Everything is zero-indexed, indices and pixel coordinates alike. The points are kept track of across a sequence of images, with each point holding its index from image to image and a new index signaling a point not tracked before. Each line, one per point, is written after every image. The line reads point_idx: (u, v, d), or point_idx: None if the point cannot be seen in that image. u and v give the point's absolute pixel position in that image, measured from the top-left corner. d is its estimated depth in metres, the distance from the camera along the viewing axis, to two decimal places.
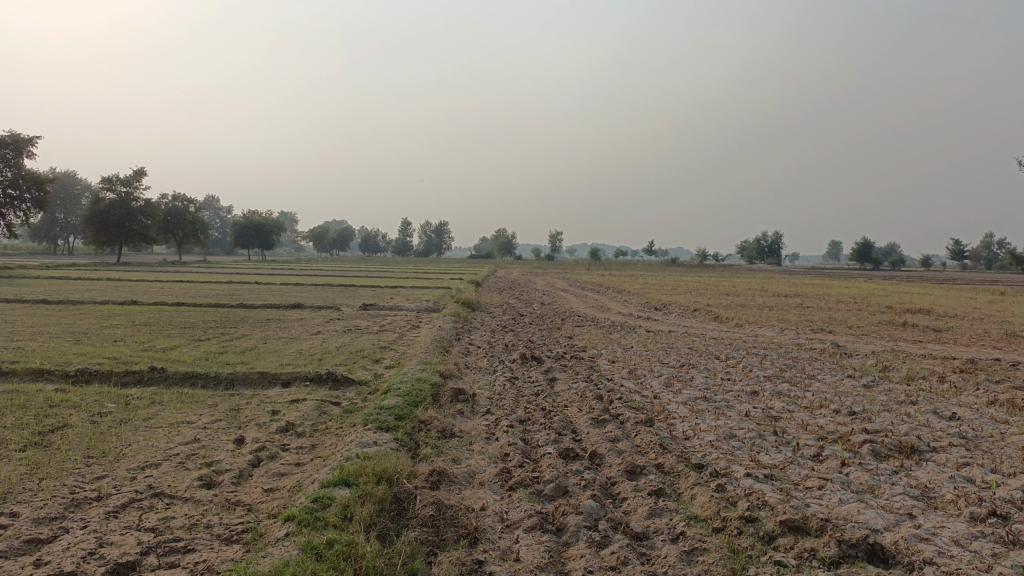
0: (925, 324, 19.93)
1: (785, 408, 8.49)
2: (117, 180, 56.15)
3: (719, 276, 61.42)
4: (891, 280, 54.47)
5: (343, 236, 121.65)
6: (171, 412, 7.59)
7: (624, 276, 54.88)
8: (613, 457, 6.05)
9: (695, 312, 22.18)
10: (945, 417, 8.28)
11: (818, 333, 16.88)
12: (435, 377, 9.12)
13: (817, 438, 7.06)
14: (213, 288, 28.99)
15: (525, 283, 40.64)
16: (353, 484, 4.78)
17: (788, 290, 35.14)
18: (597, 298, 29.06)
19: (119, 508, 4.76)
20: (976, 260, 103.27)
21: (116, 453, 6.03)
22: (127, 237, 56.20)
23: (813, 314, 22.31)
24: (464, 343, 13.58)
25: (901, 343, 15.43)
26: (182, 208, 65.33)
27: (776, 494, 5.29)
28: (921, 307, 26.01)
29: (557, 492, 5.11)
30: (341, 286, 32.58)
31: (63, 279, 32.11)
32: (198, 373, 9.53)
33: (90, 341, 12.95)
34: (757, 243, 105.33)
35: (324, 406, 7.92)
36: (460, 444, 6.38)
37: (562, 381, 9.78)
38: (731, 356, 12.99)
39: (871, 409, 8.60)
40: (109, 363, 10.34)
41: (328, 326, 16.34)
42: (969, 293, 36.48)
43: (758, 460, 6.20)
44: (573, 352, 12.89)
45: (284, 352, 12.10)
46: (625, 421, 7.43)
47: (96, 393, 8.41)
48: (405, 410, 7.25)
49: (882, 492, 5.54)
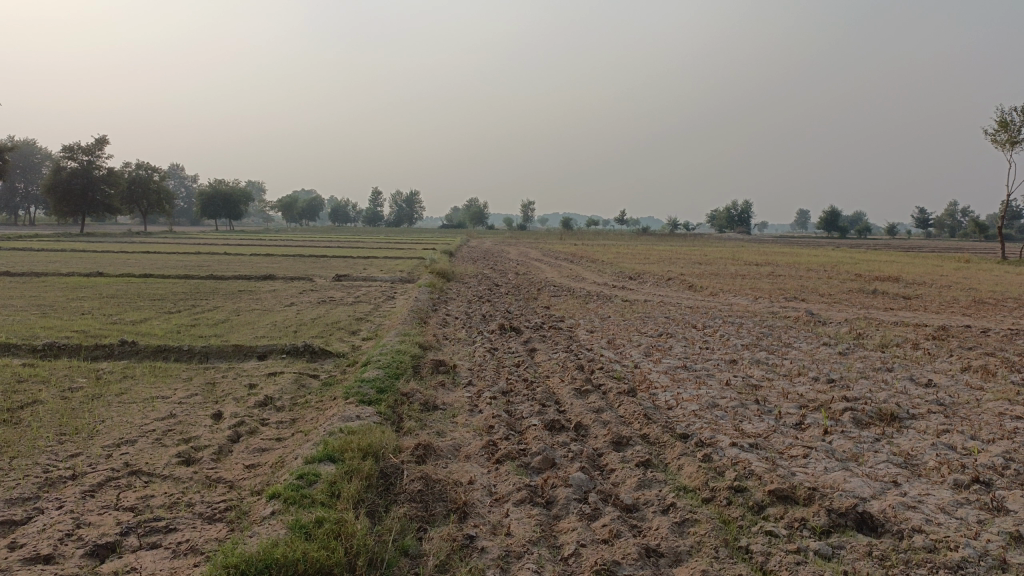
0: (894, 291, 20.18)
1: (765, 376, 8.53)
2: (79, 147, 54.79)
3: (691, 244, 61.56)
4: (858, 248, 55.23)
5: (313, 205, 119.96)
6: (144, 386, 7.40)
7: (596, 244, 54.88)
8: (599, 428, 6.01)
9: (670, 281, 22.21)
10: (921, 383, 8.38)
11: (791, 301, 17.04)
12: (415, 349, 9.01)
13: (799, 406, 7.08)
14: (181, 259, 28.42)
15: (498, 253, 40.34)
16: (338, 460, 4.67)
17: (759, 259, 35.47)
18: (571, 267, 28.98)
19: (95, 487, 4.62)
20: (940, 228, 104.91)
21: (89, 430, 5.86)
22: (90, 207, 54.98)
23: (785, 282, 22.47)
24: (441, 314, 13.47)
25: (872, 311, 15.59)
26: (146, 176, 63.86)
27: (762, 463, 5.29)
28: (889, 275, 26.33)
29: (545, 464, 5.06)
30: (313, 257, 32.20)
31: (24, 250, 31.35)
32: (171, 346, 9.32)
33: (57, 314, 12.62)
34: (727, 211, 105.75)
35: (302, 379, 7.80)
36: (443, 417, 6.30)
37: (541, 351, 9.73)
38: (708, 324, 13.03)
39: (848, 376, 8.67)
40: (78, 337, 10.07)
41: (302, 297, 16.10)
42: (935, 260, 37.30)
43: (742, 429, 6.20)
44: (551, 322, 12.85)
45: (259, 324, 11.89)
46: (608, 392, 7.41)
47: (65, 368, 8.18)
48: (386, 382, 7.13)
49: (866, 460, 5.58)
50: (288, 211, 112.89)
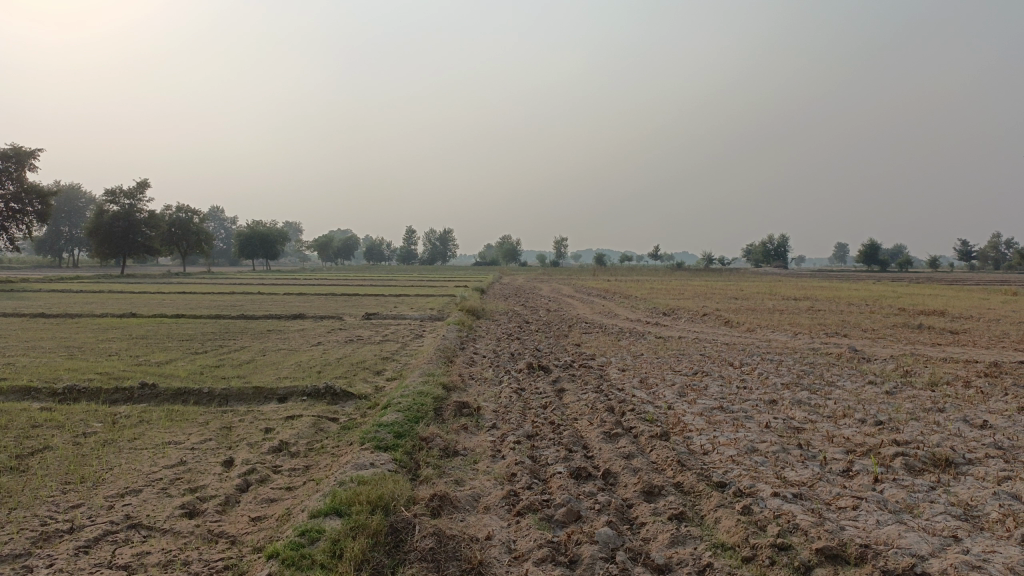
0: (940, 326, 19.41)
1: (807, 418, 8.04)
2: (121, 191, 56.07)
3: (727, 279, 60.73)
4: (901, 281, 53.99)
5: (348, 244, 121.05)
6: (159, 432, 7.18)
7: (629, 281, 54.39)
8: (629, 476, 5.61)
9: (705, 318, 21.66)
10: (976, 425, 7.82)
11: (832, 337, 16.43)
12: (438, 390, 8.70)
13: (846, 451, 6.60)
14: (215, 300, 28.55)
15: (530, 290, 40.03)
16: (345, 514, 4.35)
17: (796, 294, 34.64)
18: (604, 304, 28.56)
19: (91, 543, 4.35)
20: (983, 260, 102.35)
21: (95, 478, 5.63)
22: (131, 249, 56.00)
23: (825, 317, 21.79)
24: (469, 353, 13.16)
25: (919, 347, 14.92)
26: (185, 218, 64.99)
27: (807, 516, 4.85)
28: (934, 309, 25.44)
29: (569, 517, 4.68)
30: (345, 296, 32.22)
31: (63, 292, 31.79)
32: (192, 388, 9.13)
33: (83, 356, 12.54)
34: (764, 246, 104.42)
35: (320, 423, 7.53)
36: (463, 464, 5.97)
37: (570, 392, 9.34)
38: (745, 362, 12.52)
39: (897, 418, 8.14)
40: (100, 379, 9.93)
41: (329, 336, 15.90)
42: (981, 294, 36.05)
43: (784, 478, 5.76)
44: (581, 360, 12.47)
45: (283, 364, 11.69)
46: (639, 435, 7.01)
47: (82, 412, 8.01)
48: (406, 426, 6.82)
49: (922, 511, 5.10)
50: (324, 251, 114.39)
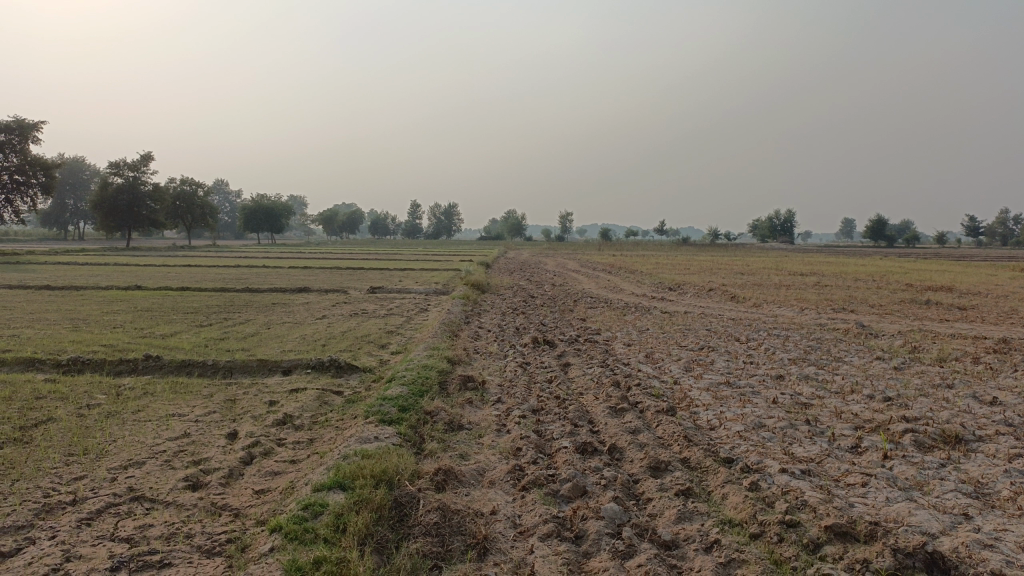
0: (948, 302, 19.29)
1: (815, 393, 7.97)
2: (125, 163, 55.92)
3: (732, 254, 60.54)
4: (909, 257, 53.66)
5: (353, 218, 120.74)
6: (163, 404, 7.15)
7: (635, 255, 54.22)
8: (635, 451, 5.56)
9: (711, 293, 21.55)
10: (985, 402, 7.75)
11: (839, 313, 16.33)
12: (443, 364, 8.64)
13: (854, 427, 6.53)
14: (220, 273, 28.52)
15: (536, 264, 39.94)
16: (349, 488, 4.30)
17: (803, 269, 34.49)
18: (609, 278, 28.48)
19: (93, 515, 4.32)
20: (991, 236, 101.73)
21: (98, 450, 5.60)
22: (136, 222, 55.96)
23: (831, 293, 21.66)
24: (474, 327, 13.10)
25: (927, 323, 14.82)
26: (190, 191, 64.81)
27: (816, 493, 4.80)
28: (942, 285, 25.28)
29: (575, 492, 4.64)
30: (350, 269, 32.17)
31: (68, 264, 31.78)
32: (196, 361, 9.09)
33: (87, 328, 12.52)
34: (769, 221, 103.79)
35: (325, 396, 7.49)
36: (468, 438, 5.92)
37: (576, 367, 9.28)
38: (752, 337, 12.45)
39: (906, 394, 8.07)
40: (104, 351, 9.91)
41: (334, 310, 15.86)
42: (989, 269, 35.85)
43: (792, 454, 5.70)
44: (586, 335, 12.40)
45: (287, 337, 11.66)
46: (645, 410, 6.96)
47: (86, 384, 7.97)
48: (410, 400, 6.78)
49: (932, 489, 5.04)
50: (329, 224, 114.22)
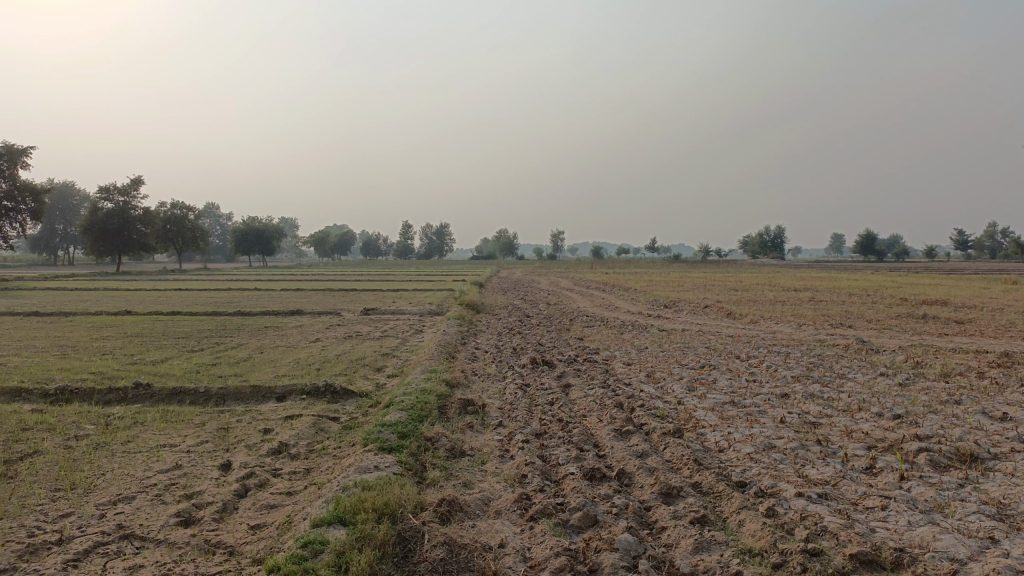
0: (945, 316, 19.19)
1: (822, 412, 7.79)
2: (115, 188, 55.70)
3: (724, 270, 60.56)
4: (901, 272, 53.71)
5: (345, 239, 120.56)
6: (154, 434, 6.92)
7: (628, 273, 54.12)
8: (645, 477, 5.37)
9: (706, 310, 21.39)
10: (996, 418, 7.59)
11: (837, 328, 16.19)
12: (442, 387, 8.44)
13: (867, 447, 6.36)
14: (212, 296, 28.23)
15: (529, 283, 39.85)
16: (350, 523, 4.10)
17: (796, 285, 34.44)
18: (603, 296, 28.30)
19: (80, 556, 4.10)
20: (980, 249, 102.31)
21: (86, 484, 5.38)
22: (126, 246, 55.60)
23: (827, 308, 21.53)
24: (471, 348, 12.91)
25: (926, 337, 14.70)
26: (181, 215, 64.53)
27: (836, 518, 4.62)
28: (936, 298, 25.22)
29: (586, 522, 4.44)
30: (343, 291, 31.95)
31: (57, 290, 31.42)
32: (187, 388, 8.87)
33: (76, 355, 12.26)
34: (760, 237, 104.15)
35: (321, 423, 7.27)
36: (471, 465, 5.72)
37: (577, 388, 9.08)
38: (752, 355, 12.28)
39: (914, 411, 7.91)
40: (93, 379, 9.67)
41: (328, 332, 15.64)
42: (981, 282, 35.88)
43: (806, 476, 5.52)
44: (585, 354, 12.23)
45: (281, 362, 11.43)
46: (652, 432, 6.77)
47: (74, 414, 7.73)
48: (410, 426, 6.57)
49: (953, 511, 4.87)
50: (320, 246, 113.95)
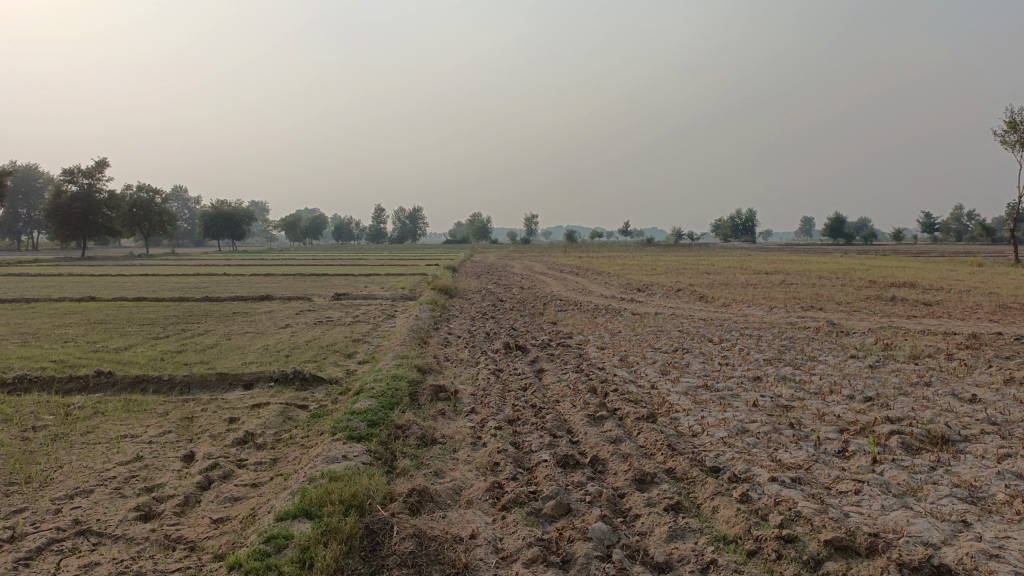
0: (914, 298, 19.40)
1: (795, 395, 7.78)
2: (79, 172, 54.53)
3: (696, 253, 60.88)
4: (869, 255, 54.45)
5: (317, 223, 119.37)
6: (115, 424, 6.72)
7: (601, 256, 54.23)
8: (618, 463, 5.30)
9: (679, 293, 21.43)
10: (966, 399, 7.64)
11: (809, 311, 16.28)
12: (413, 374, 8.30)
13: (840, 430, 6.35)
14: (180, 282, 27.75)
15: (502, 267, 39.78)
16: (315, 516, 3.97)
17: (768, 267, 34.71)
18: (577, 280, 28.28)
19: (33, 554, 3.92)
20: (946, 232, 104.01)
21: (42, 478, 5.18)
22: (91, 231, 54.50)
23: (798, 291, 21.70)
24: (443, 333, 12.78)
25: (896, 319, 14.83)
26: (147, 199, 63.35)
27: (810, 503, 4.59)
28: (904, 281, 25.51)
29: (559, 511, 4.36)
30: (315, 276, 31.58)
31: (20, 276, 30.69)
32: (151, 376, 8.64)
33: (37, 343, 11.93)
34: (731, 220, 104.91)
35: (289, 411, 7.11)
36: (442, 453, 5.61)
37: (550, 372, 8.99)
38: (725, 338, 12.29)
39: (886, 393, 7.93)
40: (54, 368, 9.39)
41: (298, 318, 15.40)
42: (947, 264, 36.46)
43: (780, 461, 5.49)
44: (558, 339, 12.15)
45: (249, 349, 11.21)
46: (625, 418, 6.71)
47: (32, 404, 7.49)
48: (380, 413, 6.43)
49: (926, 494, 4.86)
50: (291, 231, 112.76)
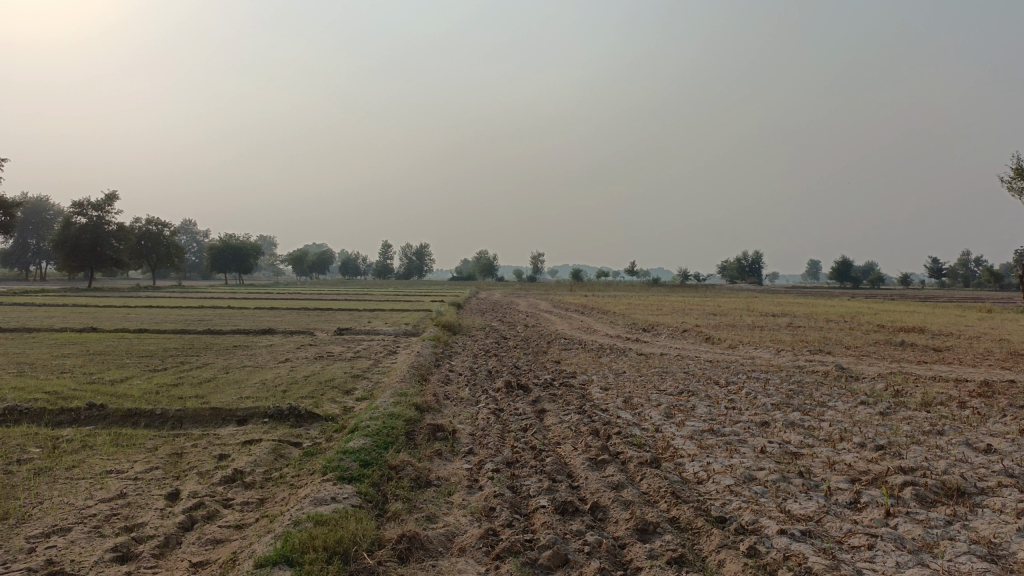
0: (923, 343, 19.11)
1: (803, 442, 7.55)
2: (89, 204, 54.94)
3: (702, 295, 60.69)
4: (876, 299, 54.13)
5: (324, 258, 119.76)
6: (102, 459, 6.51)
7: (608, 296, 53.99)
8: (620, 511, 5.08)
9: (685, 334, 21.18)
10: (981, 450, 7.38)
11: (816, 355, 16.03)
12: (411, 412, 8.10)
13: (851, 480, 6.12)
14: (184, 314, 27.67)
15: (508, 306, 39.61)
16: (298, 563, 3.77)
17: (774, 310, 34.45)
18: (582, 319, 28.06)
19: None
20: (953, 278, 103.60)
21: (20, 513, 4.97)
22: (99, 262, 54.69)
23: (806, 335, 21.42)
24: (444, 370, 12.58)
25: (905, 365, 14.55)
26: (156, 231, 63.64)
27: (821, 559, 4.35)
28: (913, 326, 25.23)
29: (555, 562, 4.14)
30: (319, 310, 31.48)
31: (24, 306, 30.62)
32: (143, 410, 8.44)
33: (33, 373, 11.76)
34: (738, 262, 104.79)
35: (281, 449, 6.91)
36: (437, 496, 5.40)
37: (551, 413, 8.76)
38: (731, 381, 12.05)
39: (897, 442, 7.69)
40: (46, 399, 9.21)
41: (298, 353, 15.21)
42: (956, 310, 36.26)
43: (789, 511, 5.26)
44: (561, 378, 11.93)
45: (247, 383, 11.01)
46: (628, 462, 6.49)
47: (19, 436, 7.29)
48: (373, 453, 6.23)
49: (943, 551, 4.61)
50: (298, 265, 113.12)
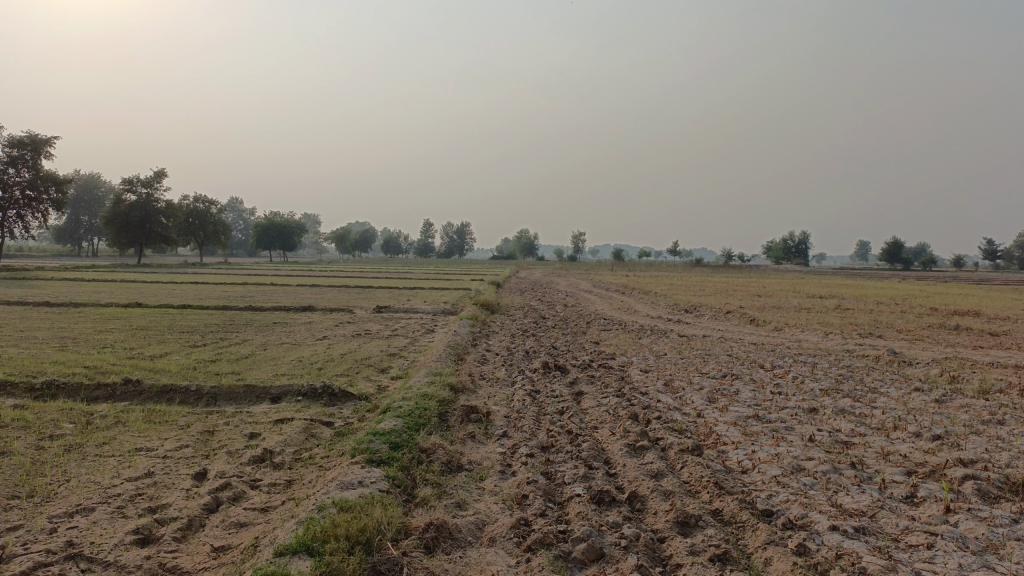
0: (980, 328, 18.33)
1: (855, 430, 7.17)
2: (138, 181, 55.86)
3: (745, 276, 59.68)
4: (929, 281, 52.33)
5: (366, 236, 120.48)
6: (133, 436, 6.46)
7: (649, 277, 53.20)
8: (659, 501, 4.82)
9: (729, 316, 20.68)
10: None
11: (867, 339, 15.47)
12: (445, 393, 7.91)
13: (906, 472, 5.76)
14: (227, 290, 27.95)
15: (547, 284, 39.23)
16: (318, 553, 3.60)
17: (822, 292, 33.57)
18: (623, 299, 27.65)
19: None
20: (1009, 260, 100.27)
21: (46, 492, 4.89)
22: (147, 238, 55.67)
23: (855, 317, 20.77)
24: (482, 350, 12.40)
25: (962, 350, 13.93)
26: (203, 209, 64.59)
27: (876, 558, 4.04)
28: (967, 309, 24.38)
29: (590, 555, 3.92)
30: (361, 288, 31.59)
31: (74, 281, 31.29)
32: (178, 386, 8.41)
33: (75, 348, 11.85)
34: (784, 242, 102.80)
35: (312, 428, 6.79)
36: (468, 481, 5.21)
37: (589, 396, 8.50)
38: (777, 365, 11.64)
39: (955, 432, 7.27)
40: (85, 374, 9.23)
41: (337, 330, 15.16)
42: (1012, 294, 34.94)
43: (841, 505, 4.95)
44: (600, 360, 11.66)
45: (283, 360, 10.96)
46: (668, 449, 6.21)
47: (54, 411, 7.28)
48: (404, 435, 6.05)
49: (1010, 552, 4.25)
50: (342, 242, 114.01)
